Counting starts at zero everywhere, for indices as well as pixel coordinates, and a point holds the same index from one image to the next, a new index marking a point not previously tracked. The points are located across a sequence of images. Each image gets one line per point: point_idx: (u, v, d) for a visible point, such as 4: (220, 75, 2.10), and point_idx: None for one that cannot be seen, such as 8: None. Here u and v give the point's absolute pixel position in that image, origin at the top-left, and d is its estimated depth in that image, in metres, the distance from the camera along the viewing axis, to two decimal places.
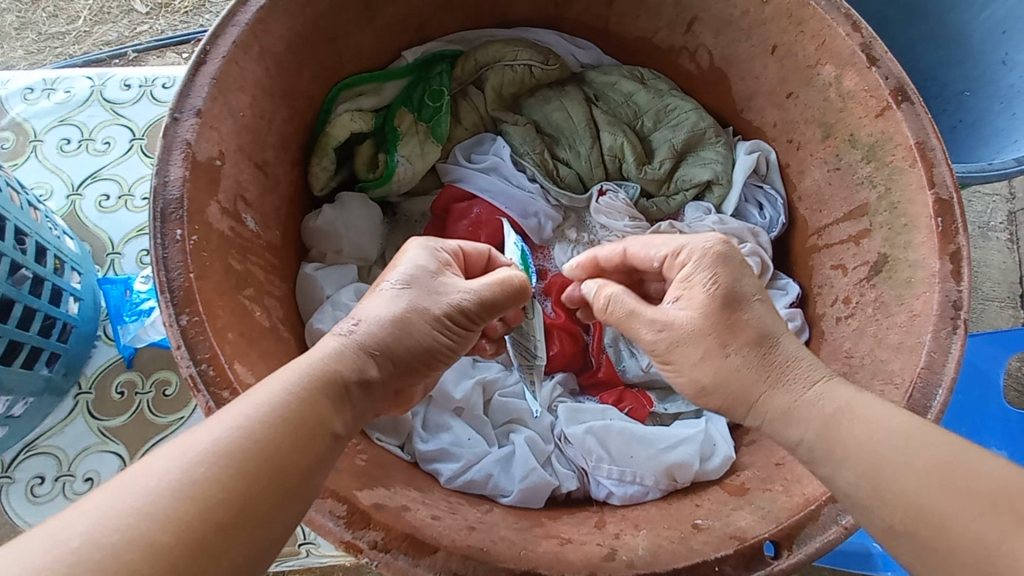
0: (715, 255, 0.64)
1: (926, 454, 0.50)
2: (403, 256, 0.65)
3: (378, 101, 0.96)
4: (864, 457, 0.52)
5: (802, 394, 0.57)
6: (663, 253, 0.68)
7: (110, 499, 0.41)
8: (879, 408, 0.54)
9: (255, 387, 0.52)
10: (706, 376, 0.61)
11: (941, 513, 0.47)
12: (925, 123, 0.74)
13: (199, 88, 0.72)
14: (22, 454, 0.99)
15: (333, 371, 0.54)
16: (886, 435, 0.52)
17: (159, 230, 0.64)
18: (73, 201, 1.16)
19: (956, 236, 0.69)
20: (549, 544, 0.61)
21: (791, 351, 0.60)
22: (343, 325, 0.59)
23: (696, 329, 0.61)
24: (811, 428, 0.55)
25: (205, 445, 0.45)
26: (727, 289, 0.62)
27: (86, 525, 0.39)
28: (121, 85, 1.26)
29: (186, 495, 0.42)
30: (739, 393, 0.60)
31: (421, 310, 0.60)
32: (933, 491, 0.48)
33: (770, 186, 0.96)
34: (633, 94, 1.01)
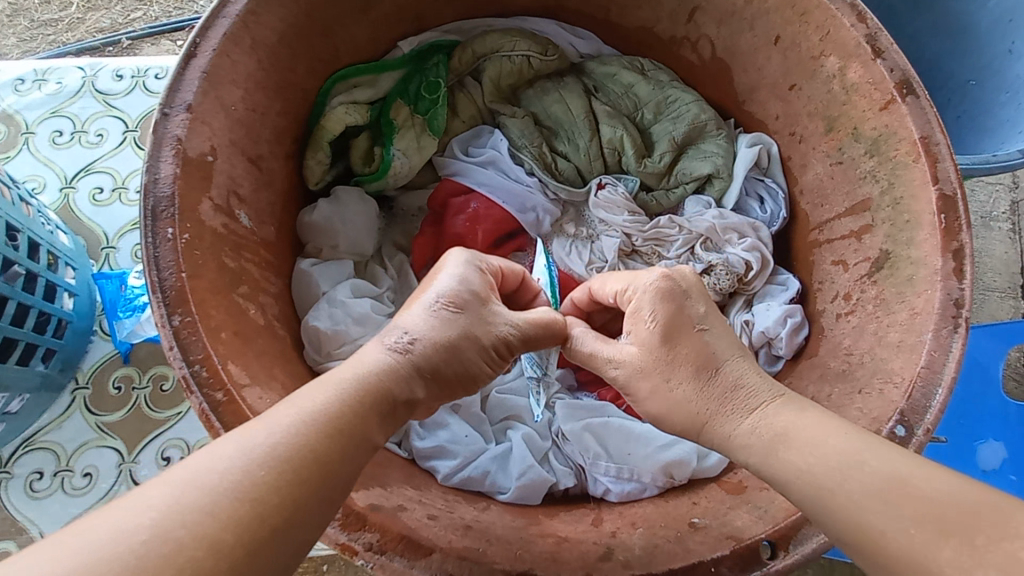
0: (659, 288, 0.62)
1: (865, 472, 0.48)
2: (449, 269, 0.63)
3: (373, 93, 0.94)
4: (802, 480, 0.51)
5: (746, 421, 0.56)
6: (615, 290, 0.68)
7: (172, 492, 0.41)
8: (819, 430, 0.53)
9: (305, 395, 0.50)
10: (660, 410, 0.61)
11: (879, 530, 0.46)
12: (930, 117, 0.73)
13: (190, 83, 0.71)
14: (21, 449, 0.99)
15: (382, 388, 0.53)
16: (825, 456, 0.50)
17: (150, 229, 0.64)
18: (66, 195, 1.15)
19: (959, 233, 0.68)
20: (545, 543, 0.61)
21: (735, 378, 0.58)
22: (390, 337, 0.57)
23: (644, 364, 0.61)
24: (756, 452, 0.55)
25: (264, 449, 0.45)
26: (668, 322, 0.61)
27: (154, 517, 0.40)
28: (113, 75, 1.24)
29: (245, 498, 0.42)
30: (690, 424, 0.59)
31: (469, 330, 0.59)
32: (874, 505, 0.46)
33: (772, 180, 0.95)
34: (633, 85, 1.00)
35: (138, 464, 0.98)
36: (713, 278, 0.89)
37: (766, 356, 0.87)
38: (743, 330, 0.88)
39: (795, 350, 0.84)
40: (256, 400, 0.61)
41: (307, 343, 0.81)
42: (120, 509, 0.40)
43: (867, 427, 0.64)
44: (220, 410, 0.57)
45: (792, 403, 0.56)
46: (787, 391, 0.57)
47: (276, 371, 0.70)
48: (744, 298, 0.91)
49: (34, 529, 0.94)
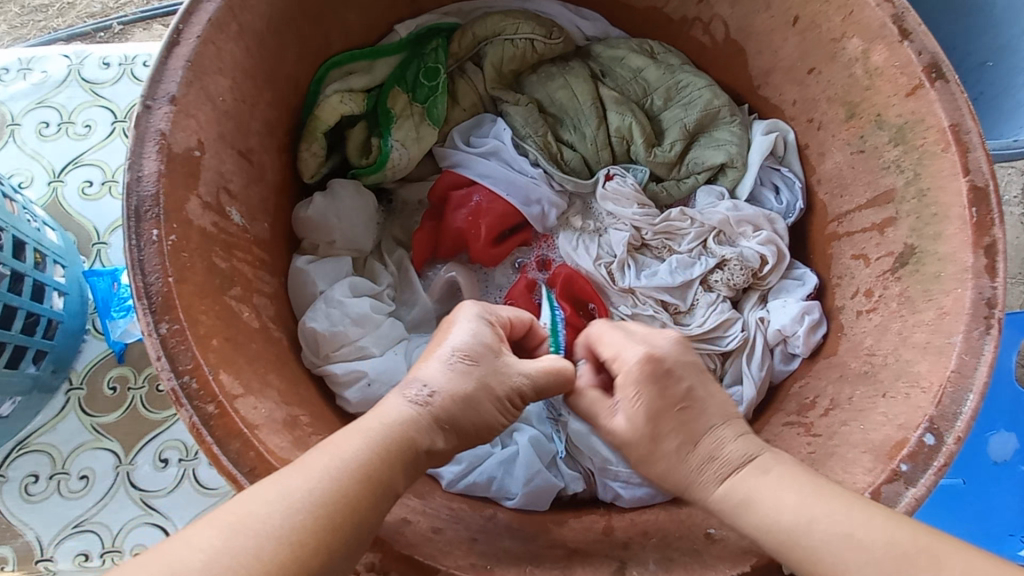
0: (647, 370, 0.59)
1: (820, 521, 0.49)
2: (463, 320, 0.62)
3: (369, 79, 0.89)
4: (769, 533, 0.51)
5: (718, 484, 0.55)
6: (609, 356, 0.63)
7: (219, 535, 0.44)
8: (779, 484, 0.53)
9: (332, 446, 0.51)
10: (652, 475, 0.60)
11: (839, 570, 0.47)
12: (960, 103, 0.68)
13: (173, 73, 0.67)
14: (15, 452, 0.96)
15: (405, 440, 0.52)
16: (782, 512, 0.51)
17: (135, 231, 0.60)
18: (54, 189, 1.11)
19: (991, 228, 0.64)
20: (554, 558, 0.59)
21: (709, 444, 0.57)
22: (409, 388, 0.56)
23: (633, 436, 0.59)
24: (730, 507, 0.55)
25: (301, 496, 0.46)
26: (654, 399, 0.58)
27: (203, 560, 0.42)
28: (99, 63, 1.20)
29: (285, 545, 0.44)
30: (675, 485, 0.58)
31: (487, 381, 0.58)
32: (829, 553, 0.48)
33: (788, 168, 0.90)
34: (642, 70, 0.95)
35: (135, 467, 0.96)
36: (727, 273, 0.86)
37: (781, 355, 0.84)
38: (758, 327, 0.85)
39: (811, 348, 0.81)
40: (250, 411, 0.58)
41: (305, 345, 0.78)
42: (174, 549, 0.43)
43: (892, 434, 0.60)
44: (212, 424, 0.55)
45: (761, 464, 0.55)
46: (760, 451, 0.56)
47: (271, 377, 0.67)
48: (758, 294, 0.88)
49: (30, 534, 0.92)
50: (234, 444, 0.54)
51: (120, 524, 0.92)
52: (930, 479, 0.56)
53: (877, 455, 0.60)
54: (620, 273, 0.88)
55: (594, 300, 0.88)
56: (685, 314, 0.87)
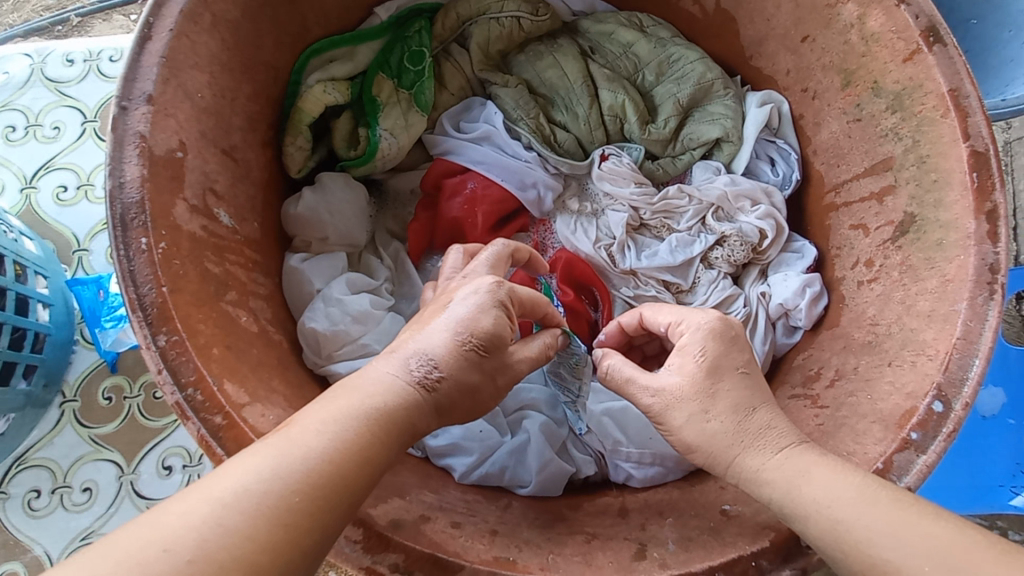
0: (711, 330, 0.59)
1: (883, 506, 0.47)
2: (474, 286, 0.56)
3: (352, 67, 0.86)
4: (822, 515, 0.49)
5: (773, 458, 0.53)
6: (668, 322, 0.63)
7: (210, 508, 0.40)
8: (841, 470, 0.51)
9: (323, 417, 0.47)
10: (695, 443, 0.56)
11: (891, 564, 0.45)
12: (959, 67, 0.67)
13: (147, 70, 0.63)
14: (14, 469, 0.94)
15: (400, 417, 0.49)
16: (846, 491, 0.49)
17: (122, 240, 0.58)
18: (27, 196, 1.06)
19: (992, 193, 0.64)
20: (575, 544, 0.60)
21: (766, 419, 0.55)
22: (411, 363, 0.52)
23: (683, 395, 0.56)
24: (779, 487, 0.52)
25: (296, 467, 0.43)
26: (715, 361, 0.57)
27: (197, 536, 0.39)
28: (63, 60, 1.14)
29: (279, 521, 0.41)
30: (720, 459, 0.55)
31: (495, 355, 0.54)
32: (892, 539, 0.45)
33: (783, 140, 0.89)
34: (632, 44, 0.93)
35: (139, 476, 0.94)
36: (727, 250, 0.86)
37: (783, 328, 0.84)
38: (759, 302, 0.85)
39: (814, 320, 0.81)
40: (258, 419, 0.57)
41: (306, 346, 0.76)
42: (164, 517, 0.40)
43: (901, 403, 0.61)
44: (221, 435, 0.54)
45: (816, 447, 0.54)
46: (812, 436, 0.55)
47: (274, 383, 0.65)
48: (758, 269, 0.88)
49: (38, 549, 0.91)
50: None
51: None
52: (940, 445, 0.57)
53: (887, 425, 0.61)
54: (621, 255, 0.87)
55: (595, 283, 0.87)
56: (687, 293, 0.87)
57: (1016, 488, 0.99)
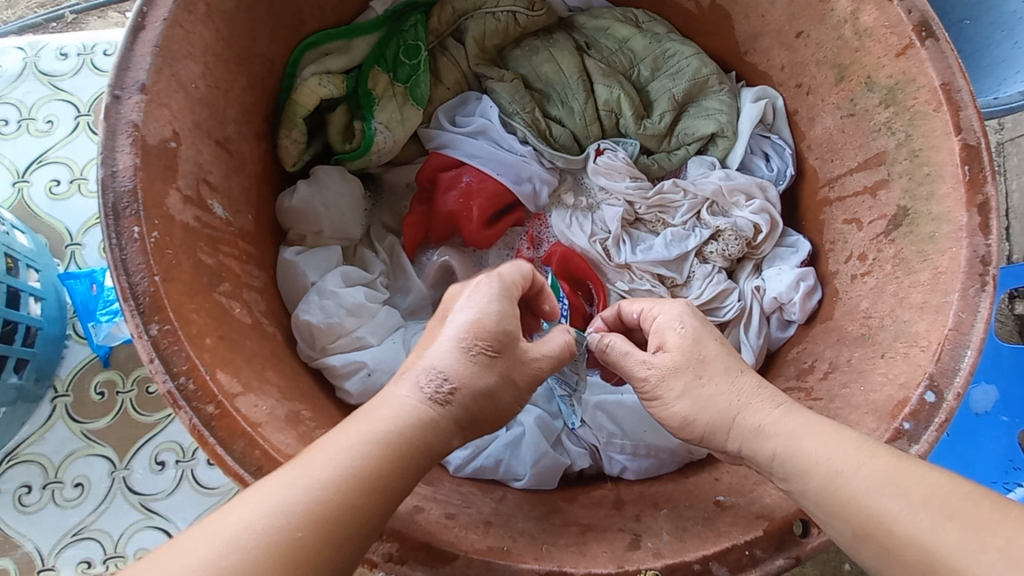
0: (690, 308, 0.63)
1: (881, 457, 0.49)
2: (476, 299, 0.58)
3: (347, 60, 0.85)
4: (822, 467, 0.50)
5: (771, 413, 0.55)
6: (640, 308, 0.66)
7: (248, 522, 0.42)
8: (834, 428, 0.53)
9: (343, 438, 0.48)
10: (692, 408, 0.58)
11: (887, 514, 0.45)
12: (951, 62, 0.68)
13: (141, 59, 0.63)
14: (4, 465, 0.94)
15: (420, 434, 0.50)
16: (843, 445, 0.50)
17: (115, 229, 0.58)
18: (20, 189, 1.05)
19: (984, 185, 0.64)
20: (569, 535, 0.60)
21: (755, 380, 0.58)
22: (423, 380, 0.53)
23: (676, 364, 0.59)
24: (779, 442, 0.53)
25: (322, 484, 0.45)
26: (697, 333, 0.61)
27: (218, 554, 0.40)
28: (57, 54, 1.13)
29: (314, 536, 0.43)
30: (719, 420, 0.57)
31: (507, 360, 0.56)
32: (887, 488, 0.46)
33: (777, 135, 0.90)
34: (628, 40, 0.93)
35: (132, 471, 0.94)
36: (722, 244, 0.86)
37: (778, 322, 0.84)
38: (754, 296, 0.85)
39: (808, 314, 0.81)
40: (251, 409, 0.57)
41: (300, 338, 0.76)
42: (205, 535, 0.41)
43: (894, 393, 0.61)
44: (214, 425, 0.54)
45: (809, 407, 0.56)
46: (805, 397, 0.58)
47: (268, 374, 0.65)
48: (752, 263, 0.88)
49: (28, 545, 0.90)
50: (239, 444, 0.53)
51: (120, 530, 0.91)
52: (932, 435, 0.57)
53: (880, 415, 0.61)
54: (616, 249, 0.87)
55: (590, 278, 0.87)
56: (682, 287, 0.87)
57: (1010, 484, 0.98)
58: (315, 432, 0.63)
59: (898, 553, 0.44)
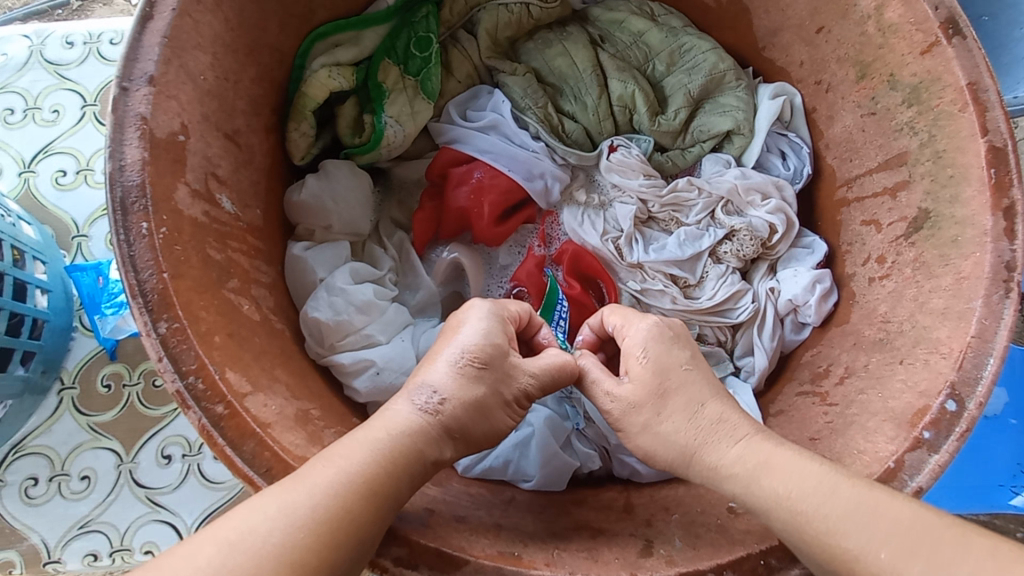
0: (654, 333, 0.61)
1: (839, 495, 0.49)
2: (471, 318, 0.59)
3: (357, 52, 0.84)
4: (782, 505, 0.51)
5: (730, 452, 0.55)
6: (614, 324, 0.66)
7: (261, 519, 0.44)
8: (796, 461, 0.53)
9: (346, 445, 0.50)
10: (652, 448, 0.58)
11: (851, 553, 0.46)
12: (978, 60, 0.66)
13: (149, 50, 0.62)
14: (11, 456, 0.94)
15: (412, 447, 0.51)
16: (804, 482, 0.51)
17: (123, 225, 0.57)
18: (25, 180, 1.05)
19: (1011, 189, 0.62)
20: (580, 539, 0.59)
21: (717, 412, 0.57)
22: (419, 395, 0.53)
23: (638, 398, 0.59)
24: (741, 481, 0.54)
25: (326, 485, 0.46)
26: (661, 361, 0.60)
27: (220, 553, 0.42)
28: (63, 43, 1.12)
29: (317, 533, 0.44)
30: (680, 460, 0.57)
31: (497, 372, 0.56)
32: (849, 529, 0.47)
33: (795, 133, 0.88)
34: (643, 33, 0.92)
35: (138, 464, 0.93)
36: (736, 244, 0.85)
37: (792, 324, 0.83)
38: (768, 297, 0.84)
39: (823, 316, 0.80)
40: (261, 408, 0.56)
41: (308, 335, 0.75)
42: (220, 529, 0.44)
43: (913, 401, 0.60)
44: (223, 425, 0.53)
45: (771, 437, 0.56)
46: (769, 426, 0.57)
47: (278, 372, 0.64)
48: (767, 264, 0.86)
49: (35, 537, 0.90)
50: (249, 444, 0.53)
51: (127, 523, 0.91)
52: (953, 445, 0.56)
53: (898, 423, 0.60)
54: (628, 248, 0.86)
55: (600, 276, 0.86)
56: (694, 288, 0.85)
57: (1017, 488, 0.99)
58: (324, 431, 0.62)
59: None
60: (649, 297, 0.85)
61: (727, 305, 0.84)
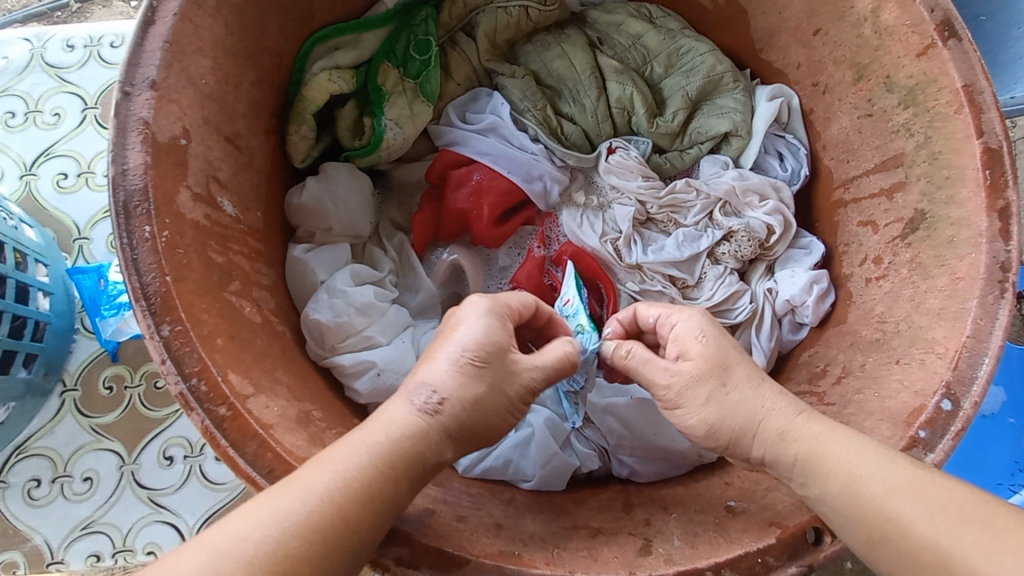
0: (709, 320, 0.62)
1: (898, 465, 0.51)
2: (472, 315, 0.58)
3: (357, 54, 0.84)
4: (844, 470, 0.52)
5: (794, 420, 0.56)
6: (657, 313, 0.65)
7: (254, 526, 0.45)
8: (858, 433, 0.54)
9: (342, 448, 0.50)
10: (716, 416, 0.58)
11: (903, 518, 0.48)
12: (974, 63, 0.66)
13: (151, 55, 0.62)
14: (14, 458, 0.94)
15: (410, 449, 0.51)
16: (866, 450, 0.52)
17: (125, 229, 0.57)
18: (27, 183, 1.05)
19: (1005, 190, 0.63)
20: (580, 538, 0.60)
21: (774, 387, 0.58)
22: (418, 396, 0.53)
23: (701, 372, 0.59)
24: (802, 446, 0.55)
25: (320, 490, 0.47)
26: (719, 343, 0.60)
27: (212, 557, 0.43)
28: (63, 46, 1.12)
29: (311, 540, 0.45)
30: (744, 426, 0.57)
31: (498, 372, 0.56)
32: (907, 497, 0.49)
33: (792, 135, 0.88)
34: (641, 36, 0.92)
35: (140, 466, 0.94)
36: (734, 245, 0.85)
37: (789, 325, 0.83)
38: (766, 298, 0.84)
39: (821, 317, 0.80)
40: (262, 410, 0.57)
41: (309, 337, 0.75)
42: (212, 535, 0.44)
43: (910, 400, 0.61)
44: (226, 426, 0.53)
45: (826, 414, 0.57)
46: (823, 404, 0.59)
47: (279, 373, 0.65)
48: (764, 264, 0.87)
49: (38, 538, 0.91)
50: (250, 445, 0.53)
51: (129, 524, 0.91)
52: (949, 444, 0.56)
53: (895, 422, 0.60)
54: (627, 249, 0.86)
55: (601, 279, 0.86)
56: (692, 289, 0.86)
57: (1015, 485, 0.98)
58: (326, 432, 0.63)
59: (915, 555, 0.47)
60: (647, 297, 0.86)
61: (727, 305, 0.84)
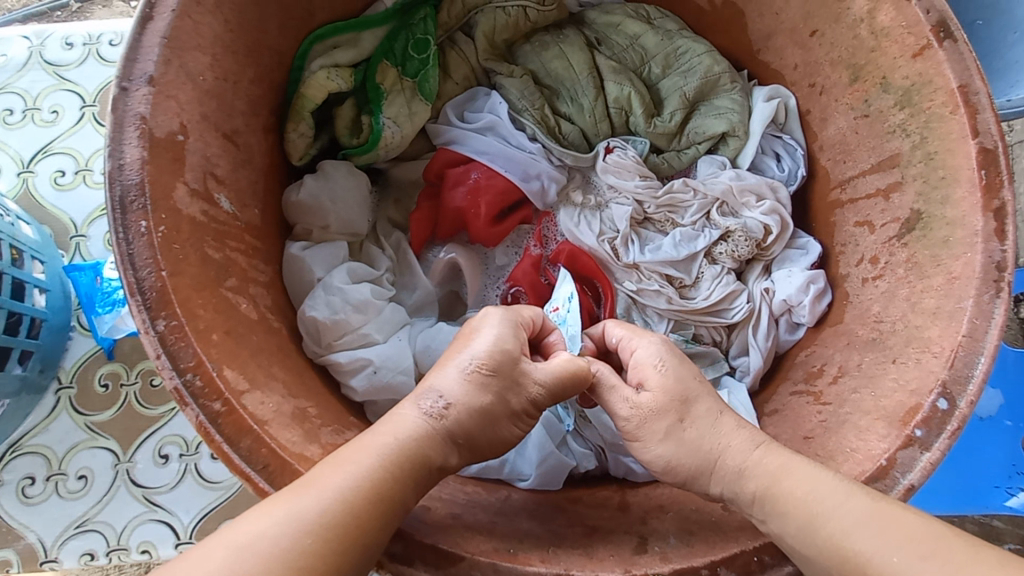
0: (668, 348, 0.63)
1: (854, 500, 0.50)
2: (487, 326, 0.59)
3: (356, 53, 0.84)
4: (800, 508, 0.51)
5: (751, 454, 0.55)
6: (620, 335, 0.67)
7: (271, 523, 0.44)
8: (814, 468, 0.54)
9: (356, 450, 0.50)
10: (672, 452, 0.58)
11: (861, 555, 0.47)
12: (969, 63, 0.67)
13: (149, 50, 0.62)
14: (9, 455, 0.94)
15: (420, 452, 0.51)
16: (821, 484, 0.52)
17: (121, 224, 0.57)
18: (24, 180, 1.05)
19: (1001, 190, 0.63)
20: (575, 536, 0.60)
21: (733, 422, 0.58)
22: (425, 400, 0.54)
23: (659, 406, 0.59)
24: (762, 482, 0.54)
25: (336, 489, 0.47)
26: (677, 371, 0.60)
27: (226, 556, 0.42)
28: (62, 43, 1.12)
29: (326, 537, 0.44)
30: (701, 463, 0.57)
31: (505, 380, 0.56)
32: (864, 533, 0.48)
33: (789, 136, 0.89)
34: (639, 36, 0.92)
35: (135, 464, 0.93)
36: (731, 245, 0.85)
37: (786, 324, 0.83)
38: (764, 298, 0.84)
39: (818, 317, 0.81)
40: (257, 406, 0.57)
41: (306, 334, 0.75)
42: (230, 534, 0.44)
43: (905, 399, 0.61)
44: (220, 422, 0.53)
45: (778, 448, 0.56)
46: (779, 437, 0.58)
47: (275, 369, 0.65)
48: (762, 264, 0.87)
49: (31, 536, 0.90)
50: (245, 441, 0.53)
51: (124, 522, 0.91)
52: (944, 443, 0.56)
53: (890, 421, 0.60)
54: (625, 248, 0.86)
55: (598, 277, 0.86)
56: (689, 288, 0.86)
57: (1012, 488, 0.99)
58: (321, 429, 0.63)
59: None
60: (646, 297, 0.86)
61: (725, 305, 0.84)
